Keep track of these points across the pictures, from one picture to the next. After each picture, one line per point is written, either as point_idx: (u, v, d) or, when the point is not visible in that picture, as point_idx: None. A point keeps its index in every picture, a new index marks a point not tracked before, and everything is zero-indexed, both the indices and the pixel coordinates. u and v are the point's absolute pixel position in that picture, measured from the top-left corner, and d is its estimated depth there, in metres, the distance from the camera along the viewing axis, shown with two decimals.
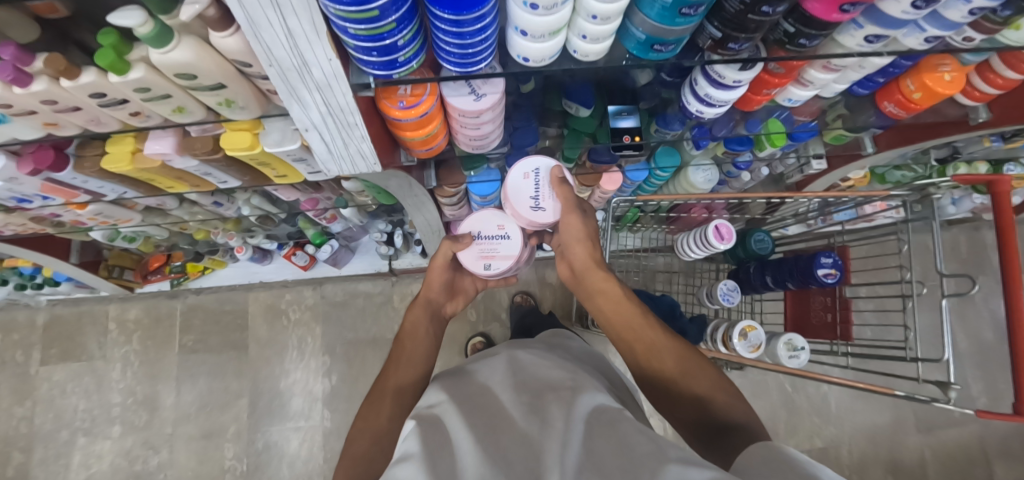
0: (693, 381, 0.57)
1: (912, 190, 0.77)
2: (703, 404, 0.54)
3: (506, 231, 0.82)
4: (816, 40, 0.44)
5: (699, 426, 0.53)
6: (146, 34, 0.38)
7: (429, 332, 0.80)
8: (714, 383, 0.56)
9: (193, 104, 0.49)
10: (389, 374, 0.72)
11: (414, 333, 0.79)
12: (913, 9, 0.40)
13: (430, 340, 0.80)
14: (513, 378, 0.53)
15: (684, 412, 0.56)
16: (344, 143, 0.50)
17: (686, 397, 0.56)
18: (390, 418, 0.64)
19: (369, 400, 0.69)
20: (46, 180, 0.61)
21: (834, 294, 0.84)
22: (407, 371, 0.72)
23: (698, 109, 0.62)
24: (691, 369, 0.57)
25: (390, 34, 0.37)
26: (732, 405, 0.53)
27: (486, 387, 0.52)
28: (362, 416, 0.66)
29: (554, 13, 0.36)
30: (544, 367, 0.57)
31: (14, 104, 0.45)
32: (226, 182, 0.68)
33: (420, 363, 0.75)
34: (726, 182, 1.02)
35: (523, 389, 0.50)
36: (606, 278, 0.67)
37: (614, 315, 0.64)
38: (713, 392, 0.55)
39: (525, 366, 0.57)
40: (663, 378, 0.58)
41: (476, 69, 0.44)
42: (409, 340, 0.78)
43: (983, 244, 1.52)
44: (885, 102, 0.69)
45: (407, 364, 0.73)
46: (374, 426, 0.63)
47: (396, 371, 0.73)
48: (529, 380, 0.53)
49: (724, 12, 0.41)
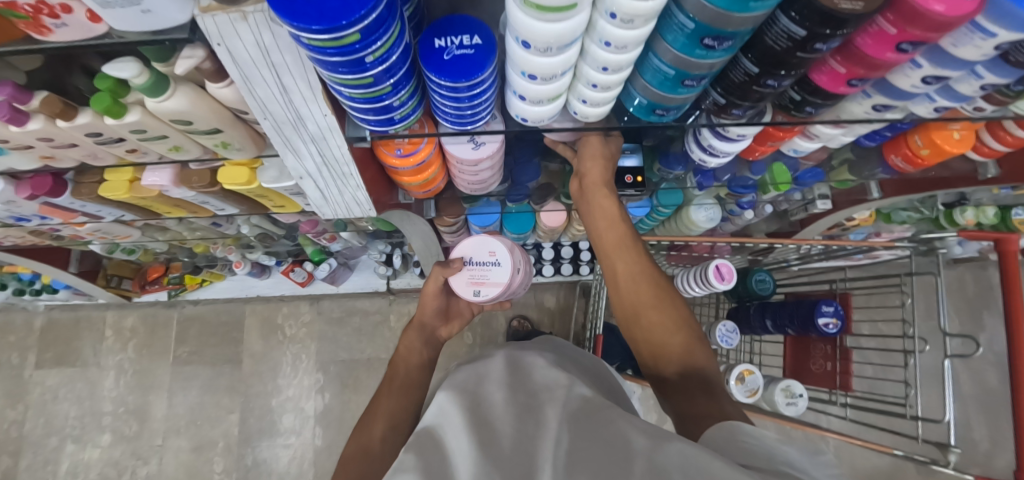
0: (665, 318, 0.55)
1: (918, 242, 0.77)
2: (667, 344, 0.55)
3: (497, 258, 0.74)
4: (821, 108, 0.44)
5: (659, 361, 0.55)
6: (142, 85, 0.38)
7: (423, 357, 0.77)
8: (684, 323, 0.56)
9: (190, 143, 0.49)
10: (381, 400, 0.70)
11: (408, 357, 0.76)
12: (922, 83, 0.40)
13: (425, 363, 0.76)
14: (513, 362, 0.48)
15: (646, 344, 0.56)
16: (338, 189, 0.50)
17: (652, 332, 0.55)
18: (382, 449, 0.62)
19: (361, 427, 0.67)
20: (43, 203, 0.61)
21: (835, 344, 0.82)
22: (398, 397, 0.69)
23: (702, 159, 0.61)
24: (664, 303, 0.56)
25: (385, 96, 0.36)
26: (696, 350, 0.54)
27: (483, 372, 0.47)
28: (353, 445, 0.64)
29: (553, 83, 0.36)
30: (550, 355, 0.52)
31: (11, 140, 0.45)
32: (224, 210, 0.68)
33: (412, 387, 0.72)
34: (730, 219, 1.00)
35: (526, 379, 0.44)
36: (609, 198, 0.58)
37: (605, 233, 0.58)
38: (680, 335, 0.55)
39: (527, 352, 0.52)
40: (636, 307, 0.56)
41: (474, 126, 0.43)
42: (404, 364, 0.75)
43: (989, 285, 1.48)
44: (892, 155, 0.68)
45: (399, 390, 0.71)
46: (364, 454, 0.61)
47: (387, 397, 0.70)
48: (531, 367, 0.47)
49: (728, 80, 0.40)
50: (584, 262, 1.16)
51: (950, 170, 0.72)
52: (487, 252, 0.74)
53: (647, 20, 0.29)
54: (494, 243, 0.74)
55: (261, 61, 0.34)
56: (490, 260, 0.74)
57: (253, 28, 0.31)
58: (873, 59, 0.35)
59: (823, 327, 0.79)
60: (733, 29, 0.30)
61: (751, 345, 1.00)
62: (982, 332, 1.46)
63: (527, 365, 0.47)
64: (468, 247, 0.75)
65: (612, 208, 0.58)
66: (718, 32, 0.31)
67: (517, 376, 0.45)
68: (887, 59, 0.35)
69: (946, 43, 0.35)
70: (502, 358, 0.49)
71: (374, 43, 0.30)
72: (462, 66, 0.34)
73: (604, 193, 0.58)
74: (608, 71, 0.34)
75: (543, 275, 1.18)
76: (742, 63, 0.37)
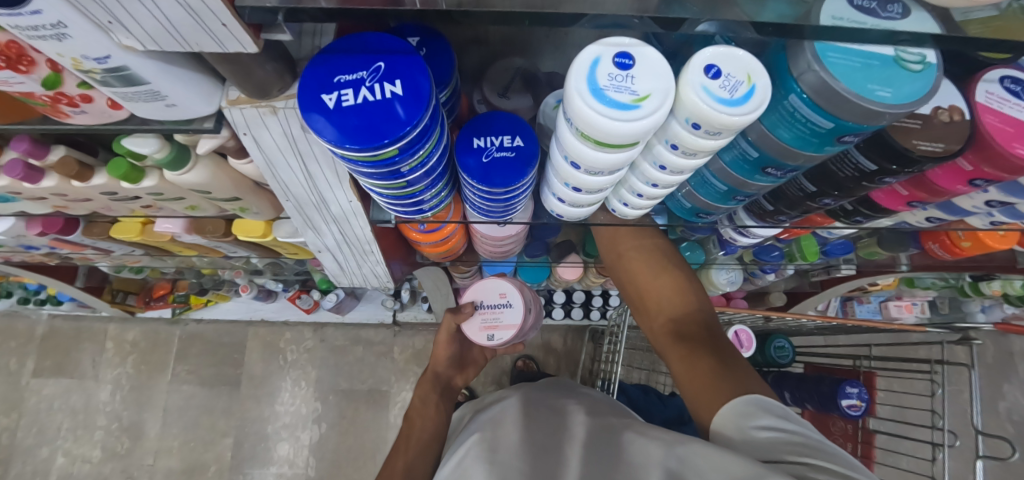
0: (654, 267, 0.55)
1: (951, 329, 0.75)
2: (659, 294, 0.55)
3: (508, 298, 0.60)
4: (873, 218, 0.41)
5: (653, 311, 0.54)
6: (162, 160, 0.35)
7: (440, 411, 0.67)
8: (674, 269, 0.55)
9: (207, 203, 0.47)
10: (396, 461, 0.59)
11: (424, 410, 0.66)
12: (985, 205, 0.37)
13: (443, 417, 0.66)
14: (525, 410, 0.53)
15: (641, 298, 0.56)
16: (357, 262, 0.48)
17: (645, 284, 0.56)
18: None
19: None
20: (54, 239, 0.60)
21: (857, 424, 0.78)
22: (418, 454, 0.59)
23: (732, 238, 0.58)
24: (652, 254, 0.56)
25: (418, 193, 0.34)
26: (688, 296, 0.53)
27: (497, 417, 0.53)
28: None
29: (598, 191, 0.34)
30: (560, 400, 0.57)
31: (24, 193, 0.43)
32: (237, 253, 0.65)
33: (431, 444, 0.61)
34: (749, 279, 0.97)
35: (535, 426, 0.50)
36: None
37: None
38: (671, 283, 0.55)
39: (540, 396, 0.58)
40: (626, 263, 0.57)
41: (507, 217, 0.41)
42: (419, 418, 0.65)
43: (1008, 352, 1.43)
44: (929, 241, 0.65)
45: (417, 446, 0.60)
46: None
47: (405, 456, 0.59)
48: (542, 413, 0.53)
49: (779, 191, 0.38)
50: (595, 307, 1.13)
51: (988, 257, 0.68)
52: (496, 294, 0.60)
53: (709, 153, 0.27)
54: (503, 282, 0.60)
55: (287, 151, 0.32)
56: (499, 303, 0.59)
57: (281, 122, 0.30)
58: (940, 188, 0.33)
59: (848, 409, 0.74)
60: (797, 163, 0.28)
61: None
62: (1001, 400, 1.40)
63: (538, 415, 0.52)
64: (472, 291, 0.61)
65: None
66: (781, 164, 0.28)
67: (528, 427, 0.50)
68: (957, 189, 0.33)
69: (1022, 176, 0.32)
70: (516, 401, 0.56)
71: (412, 155, 0.28)
72: (504, 171, 0.32)
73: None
74: (658, 186, 0.33)
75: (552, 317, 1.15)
76: (796, 180, 0.35)
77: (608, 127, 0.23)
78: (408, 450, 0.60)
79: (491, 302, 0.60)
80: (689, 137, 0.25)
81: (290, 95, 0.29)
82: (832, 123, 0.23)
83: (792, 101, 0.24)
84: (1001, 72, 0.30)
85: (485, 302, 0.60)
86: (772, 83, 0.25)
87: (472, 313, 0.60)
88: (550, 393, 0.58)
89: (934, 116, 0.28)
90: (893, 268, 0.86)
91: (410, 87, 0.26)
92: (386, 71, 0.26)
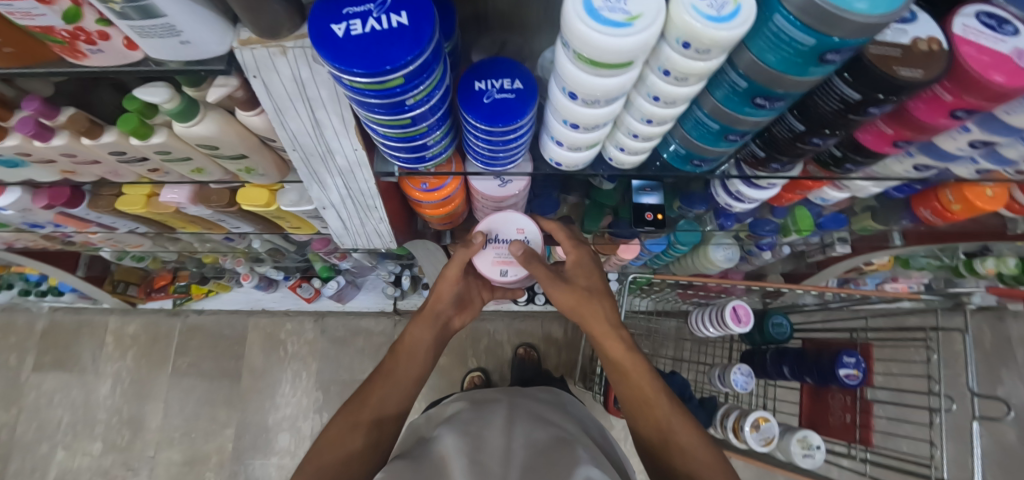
0: (699, 468, 0.49)
1: (944, 296, 0.75)
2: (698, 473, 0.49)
3: (525, 234, 0.57)
4: (862, 166, 0.42)
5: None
6: (172, 111, 0.36)
7: (428, 351, 0.69)
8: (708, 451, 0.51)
9: (213, 166, 0.47)
10: (371, 398, 0.62)
11: (413, 351, 0.67)
12: (969, 146, 0.38)
13: (428, 362, 0.69)
14: (507, 422, 0.63)
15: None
16: (361, 223, 0.49)
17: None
18: (355, 470, 0.55)
19: (342, 422, 0.59)
20: (59, 213, 0.60)
21: (855, 395, 0.78)
22: (397, 397, 0.63)
23: (727, 203, 0.60)
24: (695, 452, 0.50)
25: (422, 136, 0.35)
26: None
27: (481, 423, 0.62)
28: (332, 441, 0.57)
29: (595, 131, 0.35)
30: (536, 415, 0.68)
31: (35, 154, 0.44)
32: (240, 229, 0.66)
33: (408, 390, 0.64)
34: (746, 259, 0.99)
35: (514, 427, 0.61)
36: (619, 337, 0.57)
37: (624, 386, 0.56)
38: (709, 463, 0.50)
39: (524, 410, 0.69)
40: (668, 462, 0.51)
41: (503, 167, 0.42)
42: (406, 358, 0.66)
43: (1005, 337, 1.44)
44: (921, 208, 0.65)
45: (396, 388, 0.63)
46: (347, 459, 0.55)
47: (381, 395, 0.62)
48: (525, 421, 0.64)
49: (771, 136, 0.39)
50: None
51: (980, 224, 0.69)
52: (513, 229, 0.57)
53: (700, 79, 0.28)
54: (521, 216, 0.57)
55: (294, 96, 0.33)
56: (516, 238, 0.57)
57: (289, 63, 0.31)
58: (924, 123, 0.34)
59: (844, 379, 0.74)
60: (784, 90, 0.29)
61: (764, 390, 0.95)
62: (999, 384, 1.41)
63: (519, 425, 0.62)
64: (489, 224, 0.57)
65: (625, 355, 0.56)
66: (771, 92, 0.30)
67: (508, 436, 0.59)
68: (940, 124, 0.34)
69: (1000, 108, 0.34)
70: (502, 411, 0.67)
71: (415, 87, 0.29)
72: (505, 110, 0.33)
73: (614, 339, 0.57)
74: (652, 123, 0.34)
75: (553, 303, 1.19)
76: (788, 121, 0.36)
77: (605, 44, 0.24)
78: (385, 392, 0.62)
79: (507, 237, 0.57)
80: (681, 59, 0.27)
81: (300, 35, 0.29)
82: (815, 39, 0.25)
83: (777, 22, 0.25)
84: (976, 9, 0.31)
85: (499, 237, 0.57)
86: (758, 8, 0.26)
87: (486, 246, 0.58)
88: (530, 407, 0.71)
89: (913, 45, 0.29)
90: (887, 243, 0.87)
91: (415, 19, 0.27)
92: (392, 4, 0.27)
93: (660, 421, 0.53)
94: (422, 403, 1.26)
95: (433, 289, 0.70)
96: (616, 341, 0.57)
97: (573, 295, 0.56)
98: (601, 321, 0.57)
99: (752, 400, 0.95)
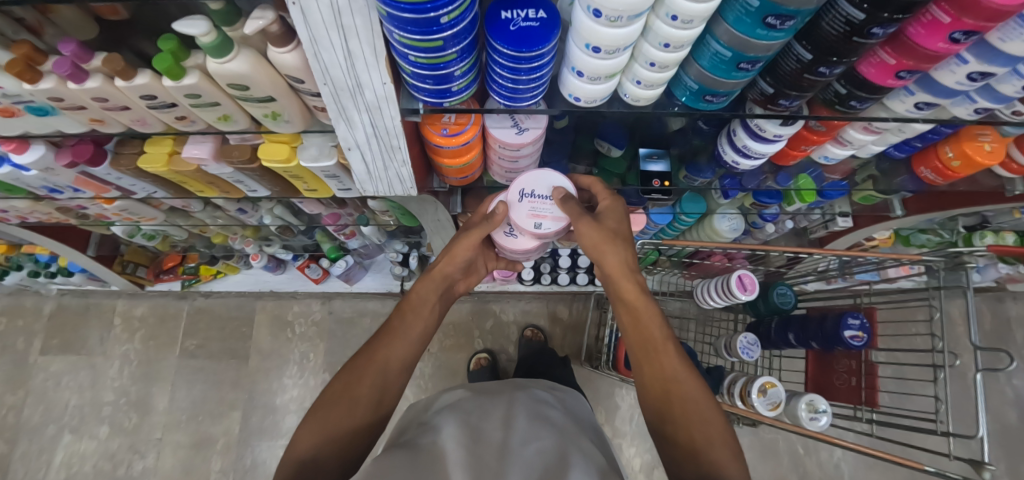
0: (696, 424, 0.48)
1: (946, 256, 0.76)
2: (692, 428, 0.48)
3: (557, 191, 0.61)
4: (867, 103, 0.44)
5: (682, 472, 0.47)
6: (207, 44, 0.38)
7: (434, 311, 0.67)
8: (709, 408, 0.49)
9: (239, 113, 0.49)
10: (378, 352, 0.59)
11: (419, 308, 0.65)
12: (968, 80, 0.40)
13: (434, 319, 0.67)
14: (507, 416, 0.63)
15: (671, 454, 0.49)
16: (383, 165, 0.50)
17: (676, 439, 0.48)
18: (357, 426, 0.53)
19: (347, 375, 0.57)
20: (81, 172, 0.61)
21: (860, 358, 0.79)
22: (403, 351, 0.61)
23: (734, 160, 0.62)
24: (692, 404, 0.49)
25: (448, 64, 0.37)
26: (722, 446, 0.46)
27: (480, 418, 0.62)
28: (337, 394, 0.55)
29: (614, 58, 0.36)
30: (537, 407, 0.67)
31: (67, 99, 0.45)
32: (256, 192, 0.69)
33: (414, 345, 0.62)
34: (750, 233, 1.02)
35: (513, 422, 0.61)
36: (636, 283, 0.57)
37: (633, 331, 0.56)
38: (706, 420, 0.48)
39: (522, 401, 0.68)
40: (662, 410, 0.51)
41: (523, 104, 0.44)
42: (413, 314, 0.64)
43: (1005, 317, 1.46)
44: (922, 168, 0.67)
45: (405, 343, 0.61)
46: (352, 413, 0.54)
47: (387, 349, 0.60)
48: (526, 416, 0.63)
49: (780, 69, 0.41)
50: None
51: (976, 186, 0.72)
52: (546, 185, 0.61)
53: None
54: (554, 173, 0.61)
55: (330, 25, 0.33)
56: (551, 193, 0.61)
57: None
58: (924, 50, 0.35)
59: (850, 340, 0.76)
60: (795, 7, 0.30)
61: (770, 360, 0.97)
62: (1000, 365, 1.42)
63: (518, 420, 0.62)
64: (525, 182, 0.61)
65: (638, 297, 0.56)
66: (781, 10, 0.31)
67: (507, 430, 0.60)
68: (940, 50, 0.35)
69: (994, 33, 0.35)
70: (502, 406, 0.67)
71: (448, 5, 0.31)
72: (529, 37, 0.35)
73: (630, 279, 0.57)
74: (669, 47, 0.35)
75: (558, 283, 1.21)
76: (795, 50, 0.38)
77: None
78: (392, 345, 0.60)
79: (542, 192, 0.61)
80: None
81: None
82: None
83: None
84: None
85: (534, 192, 0.61)
86: None
87: (521, 202, 0.61)
88: (531, 399, 0.70)
89: None
90: (888, 213, 0.88)
91: None
92: None
93: (661, 371, 0.52)
94: (428, 385, 1.26)
95: (448, 250, 0.68)
96: (634, 283, 0.57)
97: (597, 231, 0.57)
98: (616, 264, 0.57)
99: (759, 368, 0.97)
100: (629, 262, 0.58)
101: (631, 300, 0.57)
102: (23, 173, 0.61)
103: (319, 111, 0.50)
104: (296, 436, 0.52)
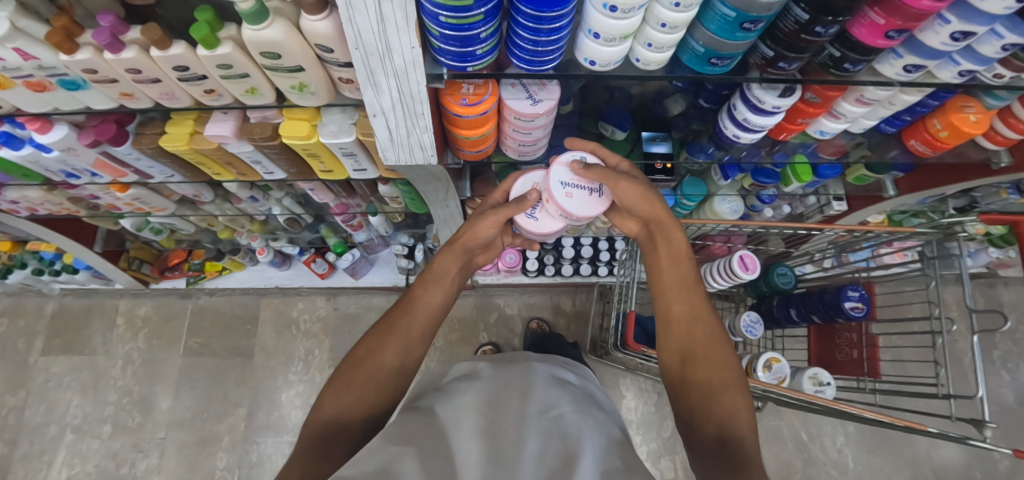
0: (712, 368, 0.51)
1: (937, 229, 0.79)
2: (707, 369, 0.51)
3: (565, 186, 0.62)
4: (859, 65, 0.47)
5: (695, 416, 0.49)
6: (245, 11, 0.39)
7: (454, 283, 0.66)
8: (727, 357, 0.52)
9: (266, 85, 0.51)
10: (399, 321, 0.59)
11: (440, 279, 0.65)
12: (951, 41, 0.43)
13: (453, 292, 0.66)
14: (526, 384, 0.55)
15: (684, 398, 0.51)
16: (407, 132, 0.53)
17: (694, 382, 0.51)
18: (381, 393, 0.52)
19: (368, 344, 0.56)
20: (102, 153, 0.63)
21: (860, 330, 0.82)
22: (422, 321, 0.60)
23: (735, 133, 0.65)
24: (715, 353, 0.52)
25: (474, 25, 0.38)
26: (733, 391, 0.49)
27: (503, 384, 0.55)
28: (361, 361, 0.54)
29: (628, 18, 0.39)
30: (559, 379, 0.60)
31: (100, 72, 0.47)
32: (272, 174, 0.72)
33: (435, 314, 0.62)
34: (749, 216, 1.08)
35: (534, 394, 0.53)
36: (675, 228, 0.61)
37: (668, 274, 0.59)
38: (722, 365, 0.51)
39: (543, 370, 0.61)
40: (685, 353, 0.53)
41: (541, 67, 0.47)
42: (433, 285, 0.64)
43: (998, 303, 1.48)
44: (912, 140, 0.70)
45: (425, 313, 0.60)
46: (375, 380, 0.53)
47: (409, 318, 0.59)
48: (549, 386, 0.56)
49: (778, 31, 0.44)
50: (602, 262, 1.19)
51: (963, 158, 0.76)
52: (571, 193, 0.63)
53: None
54: (566, 203, 0.62)
55: None
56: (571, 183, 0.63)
57: None
58: (911, 9, 0.38)
59: (851, 310, 0.78)
60: None
61: (772, 340, 1.03)
62: (995, 349, 1.44)
63: (538, 388, 0.54)
64: (591, 205, 0.63)
65: (681, 246, 0.60)
66: None
67: (525, 399, 0.52)
68: (926, 8, 0.37)
69: None
70: (523, 369, 0.60)
71: None
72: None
73: (676, 228, 0.61)
74: (679, 6, 0.38)
75: (561, 274, 1.23)
76: (793, 12, 0.40)
77: None
78: (412, 314, 0.59)
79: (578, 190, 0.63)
80: None
81: None
82: None
83: None
84: None
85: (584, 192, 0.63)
86: None
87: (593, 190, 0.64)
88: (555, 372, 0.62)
89: None
90: (881, 194, 0.94)
91: None
92: None
93: (689, 316, 0.55)
94: None
95: (469, 226, 0.69)
96: (679, 231, 0.61)
97: (638, 190, 0.61)
98: (662, 212, 0.61)
99: (762, 347, 1.01)
100: (661, 206, 0.61)
101: (670, 242, 0.61)
102: (43, 155, 0.62)
103: (343, 83, 0.52)
104: (320, 402, 0.51)
